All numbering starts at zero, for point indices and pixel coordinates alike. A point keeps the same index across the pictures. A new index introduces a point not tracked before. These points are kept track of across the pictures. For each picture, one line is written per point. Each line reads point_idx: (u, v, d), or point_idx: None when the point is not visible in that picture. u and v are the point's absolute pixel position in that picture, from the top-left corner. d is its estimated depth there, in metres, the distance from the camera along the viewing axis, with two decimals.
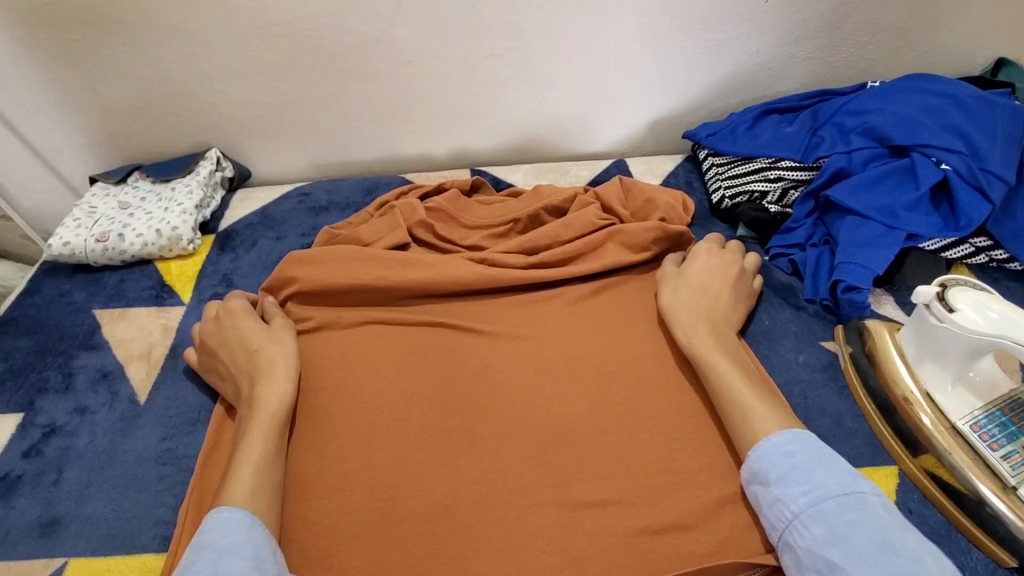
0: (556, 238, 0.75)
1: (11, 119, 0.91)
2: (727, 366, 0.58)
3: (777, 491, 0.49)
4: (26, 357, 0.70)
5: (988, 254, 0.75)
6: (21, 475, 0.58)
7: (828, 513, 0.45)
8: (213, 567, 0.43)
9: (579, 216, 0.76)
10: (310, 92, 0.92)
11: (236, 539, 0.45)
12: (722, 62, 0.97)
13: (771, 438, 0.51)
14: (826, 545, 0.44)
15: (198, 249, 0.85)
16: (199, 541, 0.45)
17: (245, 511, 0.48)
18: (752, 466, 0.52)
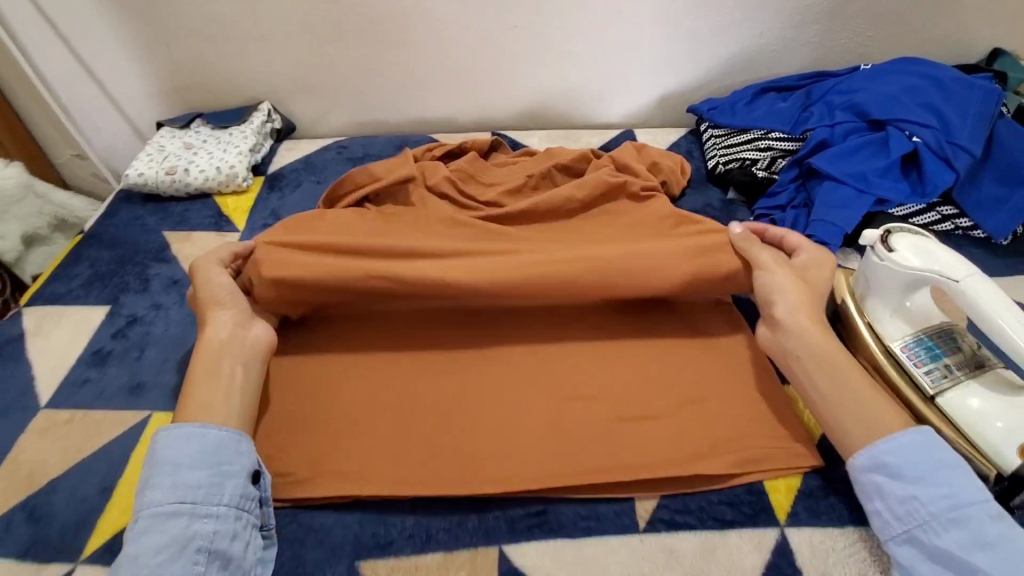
0: (570, 197, 0.83)
1: (94, 68, 1.04)
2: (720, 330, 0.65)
3: (910, 489, 0.50)
4: (109, 264, 0.83)
5: (954, 222, 0.83)
6: (111, 351, 0.71)
7: (971, 521, 0.47)
8: (176, 479, 0.50)
9: (592, 177, 0.84)
10: (351, 55, 1.03)
11: (190, 450, 0.51)
12: (727, 43, 1.05)
13: (907, 433, 0.51)
14: (968, 550, 0.46)
15: (250, 188, 0.97)
16: (157, 455, 0.51)
17: (192, 424, 0.52)
18: (880, 458, 0.52)
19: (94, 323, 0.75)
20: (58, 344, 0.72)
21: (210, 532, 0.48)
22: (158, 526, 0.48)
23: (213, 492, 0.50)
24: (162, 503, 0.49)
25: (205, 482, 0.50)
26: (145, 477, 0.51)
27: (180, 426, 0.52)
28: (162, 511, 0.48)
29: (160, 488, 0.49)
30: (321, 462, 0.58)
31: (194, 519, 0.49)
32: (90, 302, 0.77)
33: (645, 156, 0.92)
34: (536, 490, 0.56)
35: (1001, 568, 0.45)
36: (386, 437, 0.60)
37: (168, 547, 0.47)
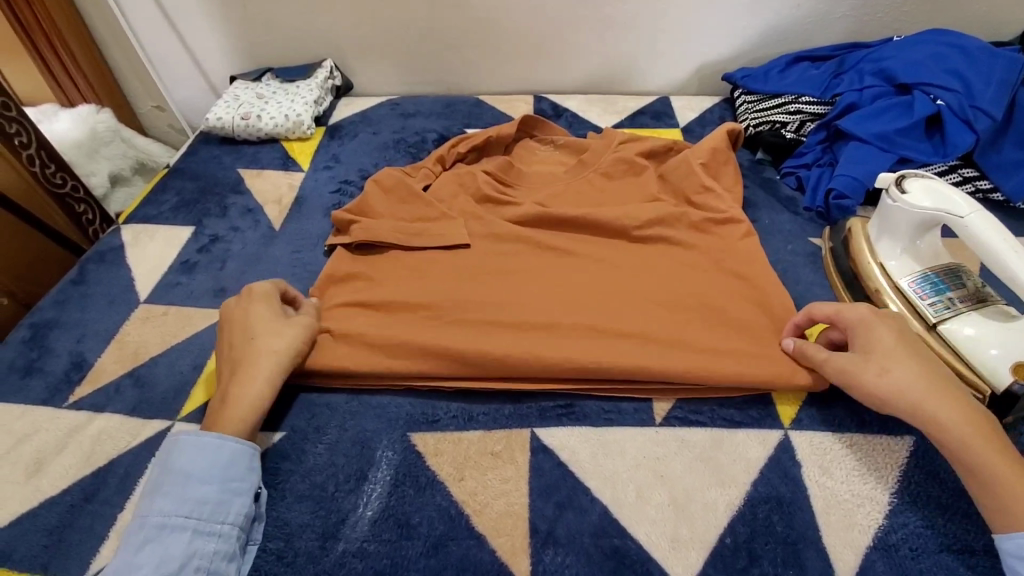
0: (627, 219, 0.82)
1: (178, 24, 1.15)
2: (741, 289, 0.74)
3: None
4: (193, 193, 0.94)
5: (975, 184, 0.87)
6: (197, 262, 0.82)
7: None
8: (186, 490, 0.52)
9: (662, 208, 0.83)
10: (409, 19, 1.11)
11: (205, 462, 0.53)
12: (765, 13, 1.09)
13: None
14: None
15: (313, 136, 1.07)
16: (171, 464, 0.53)
17: (211, 435, 0.54)
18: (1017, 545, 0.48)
19: (182, 240, 0.85)
20: (152, 254, 0.83)
21: (210, 549, 0.50)
22: (163, 536, 0.49)
23: (219, 509, 0.52)
24: (169, 514, 0.50)
25: (213, 498, 0.52)
26: (155, 485, 0.52)
27: (207, 436, 0.54)
28: (168, 523, 0.50)
29: (169, 497, 0.51)
30: (373, 349, 0.65)
31: (198, 534, 0.50)
32: (178, 223, 0.88)
33: (714, 165, 0.88)
34: (563, 386, 0.63)
35: None
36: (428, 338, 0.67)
37: (167, 561, 0.48)
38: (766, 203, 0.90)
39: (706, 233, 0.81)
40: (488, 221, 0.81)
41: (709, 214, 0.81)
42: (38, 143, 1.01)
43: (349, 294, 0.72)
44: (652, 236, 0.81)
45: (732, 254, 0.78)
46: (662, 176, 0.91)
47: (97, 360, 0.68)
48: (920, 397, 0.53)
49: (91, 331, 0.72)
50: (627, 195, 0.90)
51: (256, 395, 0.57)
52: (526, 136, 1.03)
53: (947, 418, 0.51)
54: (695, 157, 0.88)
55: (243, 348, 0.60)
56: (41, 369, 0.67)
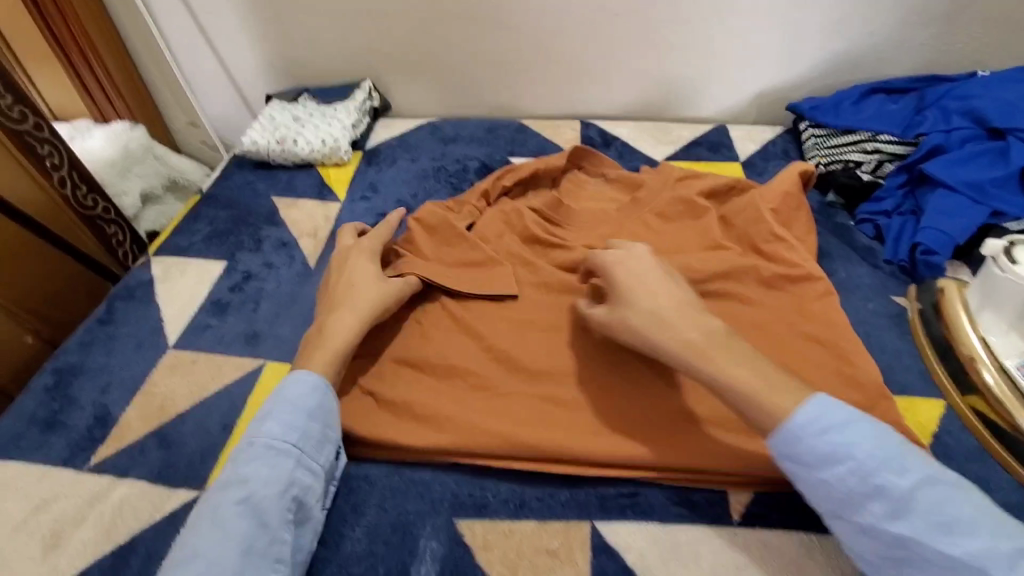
0: (690, 270, 0.76)
1: (214, 40, 1.12)
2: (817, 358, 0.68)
3: (822, 473, 0.49)
4: (226, 222, 0.90)
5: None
6: (229, 302, 0.77)
7: (890, 488, 0.47)
8: (294, 421, 0.54)
9: (729, 260, 0.76)
10: (451, 39, 1.06)
11: (314, 402, 0.56)
12: (835, 40, 1.01)
13: (803, 413, 0.50)
14: (891, 521, 0.47)
15: (350, 161, 1.02)
16: (281, 395, 0.56)
17: (320, 378, 0.57)
18: (782, 446, 0.50)
19: (213, 275, 0.81)
20: (182, 291, 0.79)
21: (306, 484, 0.53)
22: (271, 458, 0.52)
23: (316, 449, 0.55)
24: (278, 439, 0.53)
25: (316, 437, 0.55)
26: (263, 410, 0.55)
27: (313, 373, 0.58)
28: (275, 447, 0.52)
29: (281, 423, 0.54)
30: (422, 423, 0.61)
31: (297, 466, 0.53)
32: (210, 256, 0.84)
33: (785, 212, 0.81)
34: (626, 470, 0.57)
35: (923, 529, 0.46)
36: (476, 408, 0.62)
37: (271, 483, 0.50)
38: (841, 253, 0.83)
39: (777, 288, 0.74)
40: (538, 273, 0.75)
41: (781, 269, 0.75)
42: (70, 164, 0.98)
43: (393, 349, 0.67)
44: (716, 291, 0.75)
45: (806, 315, 0.71)
46: (725, 219, 0.84)
47: (122, 414, 0.64)
48: (653, 330, 0.56)
49: (116, 380, 0.67)
50: (684, 239, 0.83)
51: (350, 329, 0.62)
52: (575, 168, 0.96)
53: (678, 342, 0.55)
54: (764, 202, 0.81)
55: (344, 291, 0.66)
56: (63, 424, 0.63)
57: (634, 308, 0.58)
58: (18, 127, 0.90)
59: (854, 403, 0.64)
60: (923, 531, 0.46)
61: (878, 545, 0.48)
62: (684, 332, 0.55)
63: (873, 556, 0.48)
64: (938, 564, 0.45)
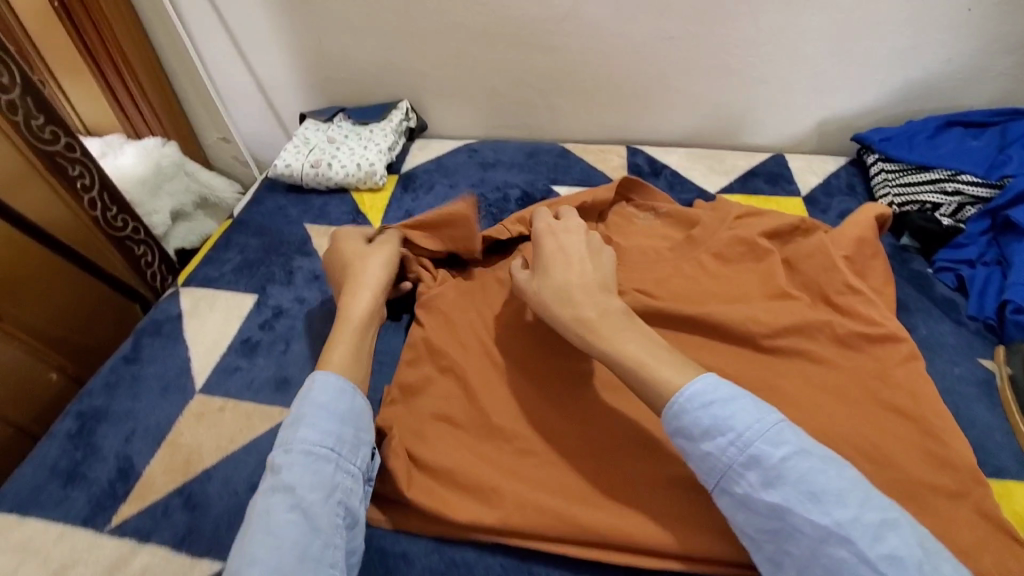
0: (755, 324, 0.70)
1: (250, 58, 1.09)
2: (898, 431, 0.62)
3: (703, 446, 0.49)
4: (257, 251, 0.86)
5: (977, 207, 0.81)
6: (259, 341, 0.73)
7: (766, 457, 0.46)
8: (328, 425, 0.52)
9: (797, 315, 0.70)
10: (493, 59, 1.01)
11: (343, 404, 0.54)
12: (908, 68, 0.94)
13: (692, 387, 0.50)
14: (765, 490, 0.46)
15: (385, 186, 0.98)
16: (309, 399, 0.53)
17: (347, 380, 0.56)
18: (671, 420, 0.50)
19: (243, 311, 0.77)
20: (211, 328, 0.75)
21: (348, 486, 0.51)
22: (312, 463, 0.50)
23: (354, 451, 0.53)
24: (316, 443, 0.51)
25: (352, 440, 0.53)
26: (292, 415, 0.52)
27: (334, 375, 0.56)
28: (314, 453, 0.50)
29: (315, 427, 0.51)
30: (467, 494, 0.56)
31: (338, 469, 0.51)
32: (240, 289, 0.80)
33: (860, 260, 0.75)
34: (689, 562, 0.52)
35: (791, 496, 0.45)
36: (525, 478, 0.57)
37: (317, 489, 0.49)
38: (919, 307, 0.76)
39: (853, 348, 0.68)
40: None
41: (857, 327, 0.68)
42: (101, 184, 0.96)
43: (437, 404, 0.63)
44: (784, 347, 0.69)
45: (885, 381, 0.65)
46: (790, 265, 0.77)
47: (145, 467, 0.61)
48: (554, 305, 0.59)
49: (140, 427, 0.64)
50: (746, 286, 0.76)
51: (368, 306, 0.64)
52: (622, 200, 0.90)
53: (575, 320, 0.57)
54: (835, 249, 0.75)
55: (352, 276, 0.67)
56: (85, 476, 0.60)
57: (547, 280, 0.61)
58: (49, 148, 0.88)
59: (945, 488, 0.58)
60: (794, 501, 0.45)
61: (755, 518, 0.47)
62: (581, 309, 0.58)
63: (752, 529, 0.47)
64: (807, 535, 0.44)
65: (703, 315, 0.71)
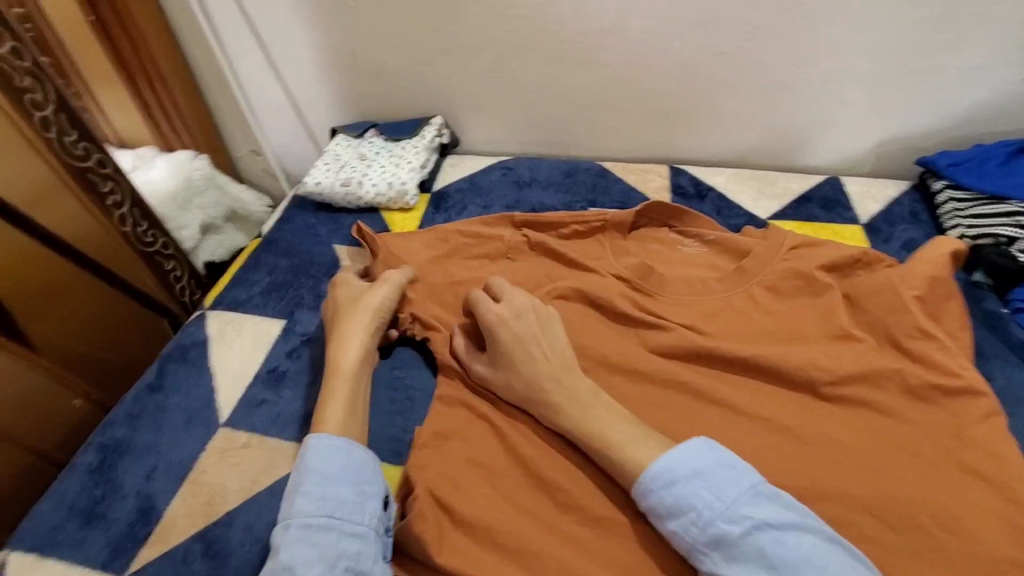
0: (816, 369, 0.64)
1: (283, 72, 1.07)
2: (978, 497, 0.56)
3: (669, 526, 0.50)
4: (285, 273, 0.83)
5: None
6: (287, 371, 0.70)
7: (724, 536, 0.47)
8: (324, 492, 0.52)
9: (861, 360, 0.64)
10: (531, 73, 0.97)
11: (336, 466, 0.54)
12: (981, 86, 0.87)
13: (656, 465, 0.51)
14: (729, 568, 0.47)
15: (417, 206, 0.95)
16: (304, 466, 0.54)
17: (338, 439, 0.56)
18: (639, 497, 0.52)
19: (270, 338, 0.74)
20: (237, 356, 0.72)
21: (354, 550, 0.50)
22: (310, 536, 0.50)
23: (356, 511, 0.52)
24: (312, 515, 0.51)
25: (351, 499, 0.52)
26: (290, 488, 0.53)
27: (331, 438, 0.56)
28: (312, 524, 0.51)
29: (309, 499, 0.52)
30: (503, 553, 0.54)
31: (340, 535, 0.50)
32: (268, 314, 0.77)
33: (932, 300, 0.68)
34: None
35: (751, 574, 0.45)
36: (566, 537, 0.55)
37: (317, 563, 0.48)
38: (994, 353, 0.71)
39: (926, 400, 0.62)
40: (629, 368, 0.67)
41: (929, 377, 0.62)
42: (132, 200, 0.95)
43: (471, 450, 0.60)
44: (848, 396, 0.63)
45: (962, 440, 0.59)
46: (853, 303, 0.71)
47: (166, 508, 0.59)
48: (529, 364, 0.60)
49: (162, 463, 0.62)
50: (804, 325, 0.70)
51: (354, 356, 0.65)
52: (663, 226, 0.84)
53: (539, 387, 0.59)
54: (904, 287, 0.68)
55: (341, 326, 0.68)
56: (104, 517, 0.59)
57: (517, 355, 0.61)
58: (81, 165, 0.87)
59: None
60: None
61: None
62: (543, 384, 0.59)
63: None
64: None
65: (757, 358, 0.66)
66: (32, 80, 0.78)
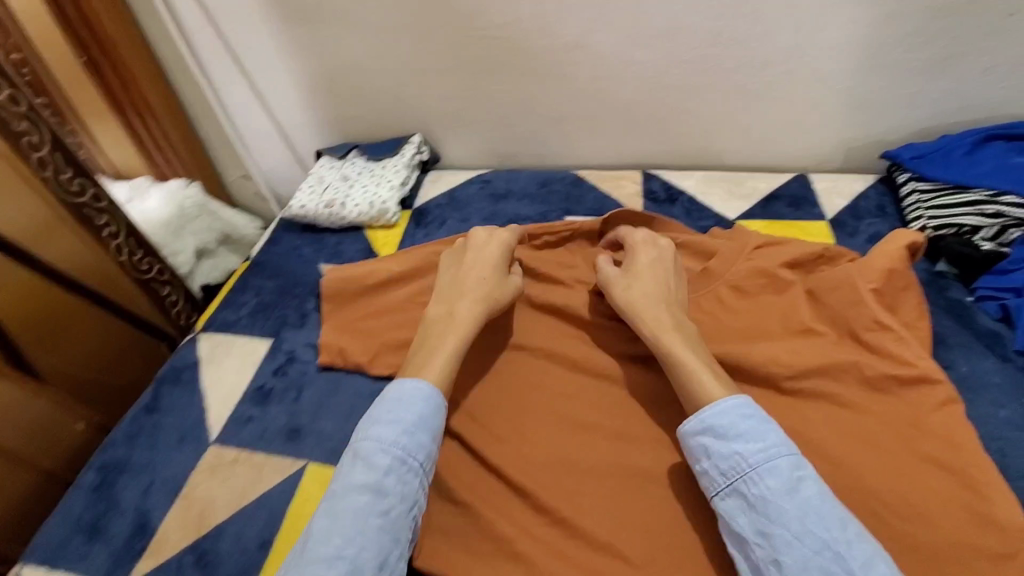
0: (775, 364, 0.66)
1: (267, 99, 1.11)
2: (935, 483, 0.57)
3: (731, 446, 0.54)
4: (272, 294, 0.87)
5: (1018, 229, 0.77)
6: (272, 388, 0.73)
7: (782, 470, 0.51)
8: (416, 439, 0.56)
9: (819, 354, 0.67)
10: (504, 89, 1.00)
11: (431, 418, 0.58)
12: (943, 79, 0.88)
13: (740, 398, 0.56)
14: (780, 497, 0.50)
15: (398, 222, 0.99)
16: (406, 409, 0.58)
17: (439, 394, 0.60)
18: (712, 414, 0.56)
19: (258, 358, 0.78)
20: (227, 376, 0.76)
21: (422, 493, 0.56)
22: (398, 473, 0.54)
23: (430, 460, 0.58)
24: (404, 456, 0.55)
25: (431, 450, 0.58)
26: (391, 416, 0.57)
27: (433, 389, 0.60)
28: (405, 462, 0.55)
29: (403, 439, 0.56)
30: (477, 557, 0.57)
31: (419, 479, 0.56)
32: (255, 334, 0.81)
33: (890, 292, 0.71)
34: None
35: (804, 505, 0.49)
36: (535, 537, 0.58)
37: (400, 497, 0.54)
38: (958, 342, 0.72)
39: (883, 391, 0.64)
40: (598, 372, 0.70)
41: (886, 368, 0.64)
42: (127, 231, 1.00)
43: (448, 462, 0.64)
44: (807, 389, 0.65)
45: (919, 429, 0.61)
46: (814, 299, 0.73)
47: (162, 521, 0.63)
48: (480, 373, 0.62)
49: (158, 480, 0.66)
50: (766, 322, 0.72)
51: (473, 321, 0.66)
52: None
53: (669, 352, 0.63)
54: (864, 280, 0.70)
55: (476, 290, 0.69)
56: (105, 531, 0.63)
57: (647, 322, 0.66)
58: (77, 200, 0.91)
59: (993, 551, 0.53)
60: (804, 511, 0.49)
61: (757, 518, 0.51)
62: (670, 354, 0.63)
63: (747, 530, 0.51)
64: (802, 540, 0.48)
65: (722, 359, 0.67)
66: (28, 123, 0.83)
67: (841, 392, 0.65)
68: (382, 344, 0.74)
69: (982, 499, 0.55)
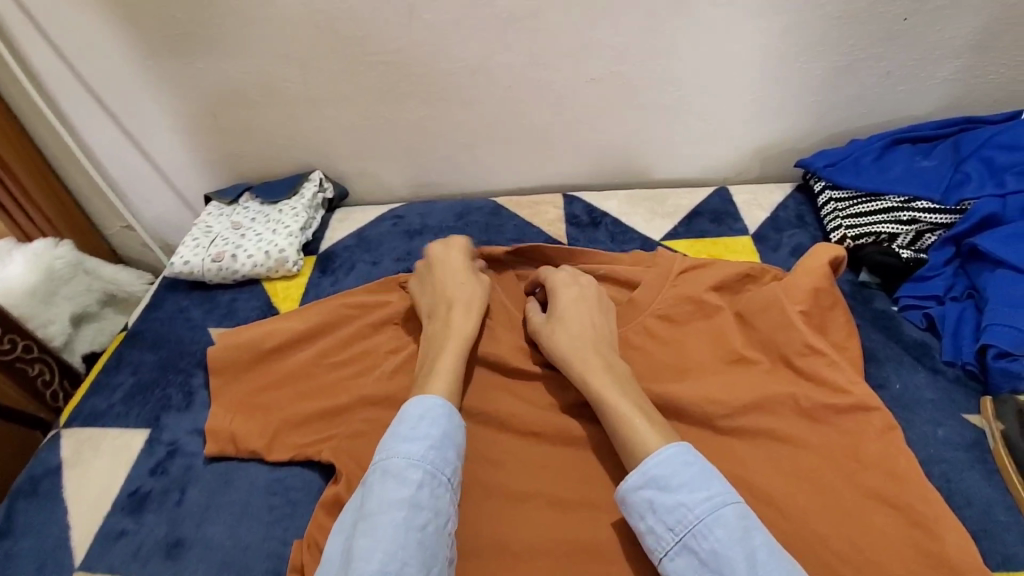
0: (711, 404, 0.62)
1: (142, 140, 0.99)
2: (883, 521, 0.54)
3: (676, 498, 0.48)
4: (151, 370, 0.75)
5: (933, 234, 0.77)
6: (149, 492, 0.63)
7: (733, 520, 0.46)
8: (444, 453, 0.52)
9: (754, 387, 0.63)
10: (406, 117, 0.93)
11: (455, 433, 0.53)
12: (847, 85, 0.88)
13: (683, 441, 0.51)
14: (730, 553, 0.44)
15: (302, 271, 0.89)
16: (430, 423, 0.53)
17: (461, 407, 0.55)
18: (656, 459, 0.50)
19: (131, 454, 0.66)
20: (94, 481, 0.64)
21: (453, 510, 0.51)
22: (429, 488, 0.49)
23: (458, 478, 0.53)
24: (434, 470, 0.50)
25: (458, 466, 0.53)
26: (416, 431, 0.52)
27: (449, 403, 0.55)
28: (435, 477, 0.50)
29: (432, 452, 0.51)
30: None
31: (450, 496, 0.50)
32: (129, 424, 0.69)
33: (818, 312, 0.68)
34: None
35: (759, 557, 0.44)
36: None
37: (436, 513, 0.48)
38: (889, 356, 0.70)
39: (821, 421, 0.61)
40: (526, 429, 0.64)
41: (822, 397, 0.62)
42: None
43: None
44: (745, 428, 0.61)
45: (861, 463, 0.58)
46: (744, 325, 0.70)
47: None
48: None
49: None
50: (699, 355, 0.68)
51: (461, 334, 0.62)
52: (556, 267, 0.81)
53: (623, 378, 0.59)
54: (791, 302, 0.67)
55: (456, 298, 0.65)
56: None
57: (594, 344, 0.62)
58: None
59: None
60: (764, 561, 0.44)
61: None
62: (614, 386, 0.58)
63: None
64: None
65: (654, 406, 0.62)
66: None
67: (780, 427, 0.61)
68: (280, 423, 0.64)
69: (931, 536, 0.53)
